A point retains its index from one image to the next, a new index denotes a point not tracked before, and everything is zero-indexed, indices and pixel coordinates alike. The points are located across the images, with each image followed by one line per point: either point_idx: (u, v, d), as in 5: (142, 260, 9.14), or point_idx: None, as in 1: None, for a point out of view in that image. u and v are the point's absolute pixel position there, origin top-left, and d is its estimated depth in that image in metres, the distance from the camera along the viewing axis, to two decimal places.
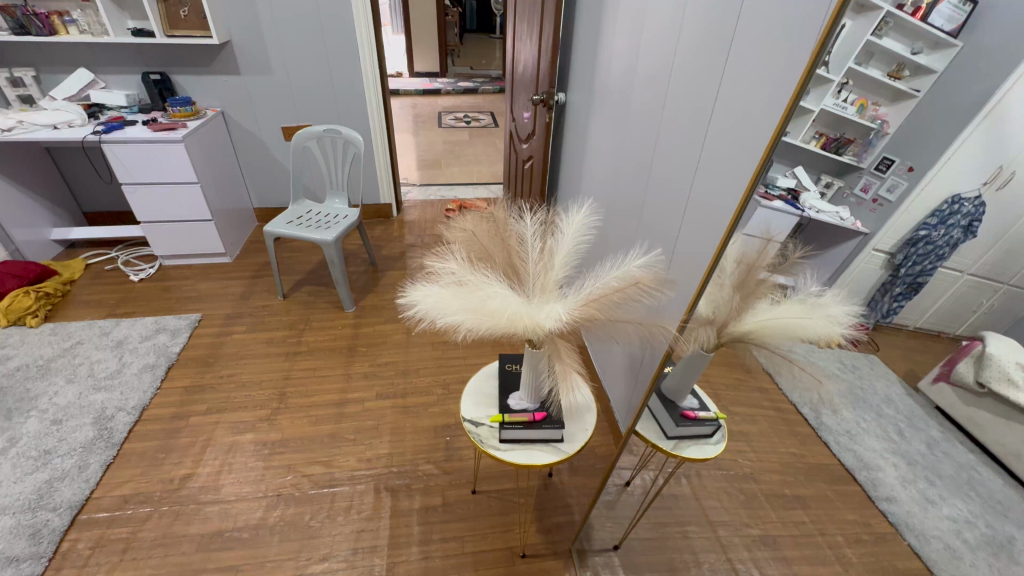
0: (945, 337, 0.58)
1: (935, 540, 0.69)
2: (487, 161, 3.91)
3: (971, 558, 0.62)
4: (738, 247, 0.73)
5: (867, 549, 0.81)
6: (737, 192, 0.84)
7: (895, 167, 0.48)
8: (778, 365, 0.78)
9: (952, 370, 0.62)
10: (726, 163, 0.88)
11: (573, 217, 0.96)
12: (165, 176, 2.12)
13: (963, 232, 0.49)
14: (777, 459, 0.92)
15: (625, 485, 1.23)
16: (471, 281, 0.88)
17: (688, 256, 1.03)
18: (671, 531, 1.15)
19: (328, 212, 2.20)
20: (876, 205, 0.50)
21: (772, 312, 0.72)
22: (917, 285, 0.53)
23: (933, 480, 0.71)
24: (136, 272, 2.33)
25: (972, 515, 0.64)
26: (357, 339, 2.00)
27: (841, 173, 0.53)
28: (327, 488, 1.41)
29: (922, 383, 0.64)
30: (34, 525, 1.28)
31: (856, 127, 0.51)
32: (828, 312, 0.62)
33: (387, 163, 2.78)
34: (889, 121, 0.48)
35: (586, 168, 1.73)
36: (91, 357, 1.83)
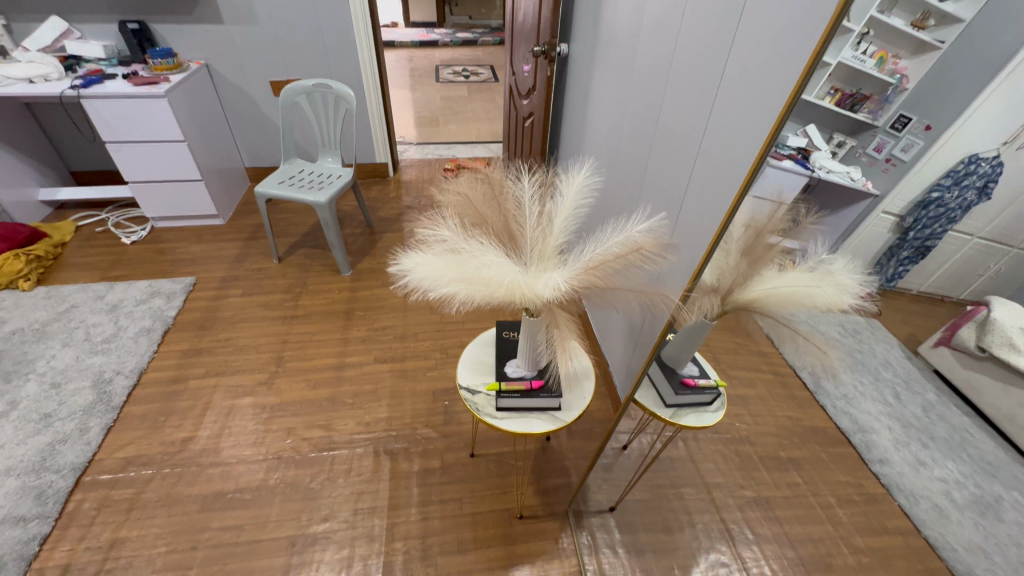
0: (948, 301, 0.66)
1: (924, 500, 0.83)
2: (487, 118, 3.76)
3: (958, 515, 0.78)
4: (746, 213, 0.67)
5: (857, 508, 0.92)
6: (749, 150, 0.78)
7: (913, 125, 0.48)
8: (782, 335, 0.73)
9: (953, 337, 0.70)
10: (737, 118, 0.82)
11: (574, 178, 0.91)
12: (150, 133, 2.03)
13: (977, 193, 0.52)
14: (773, 422, 0.98)
15: (622, 448, 1.22)
16: (464, 249, 0.84)
17: (694, 221, 0.98)
18: (666, 492, 1.16)
19: (321, 172, 2.13)
20: (890, 165, 0.50)
21: (778, 282, 0.67)
22: (923, 249, 0.57)
23: (924, 444, 0.85)
24: (128, 234, 2.28)
25: (963, 477, 0.79)
26: (355, 303, 1.97)
27: (854, 132, 0.52)
28: (327, 450, 1.43)
29: (925, 347, 0.73)
30: (39, 486, 1.30)
31: (873, 83, 0.49)
32: (837, 280, 0.61)
33: (382, 120, 2.67)
34: (908, 74, 0.46)
35: (589, 125, 1.65)
36: (86, 321, 1.82)
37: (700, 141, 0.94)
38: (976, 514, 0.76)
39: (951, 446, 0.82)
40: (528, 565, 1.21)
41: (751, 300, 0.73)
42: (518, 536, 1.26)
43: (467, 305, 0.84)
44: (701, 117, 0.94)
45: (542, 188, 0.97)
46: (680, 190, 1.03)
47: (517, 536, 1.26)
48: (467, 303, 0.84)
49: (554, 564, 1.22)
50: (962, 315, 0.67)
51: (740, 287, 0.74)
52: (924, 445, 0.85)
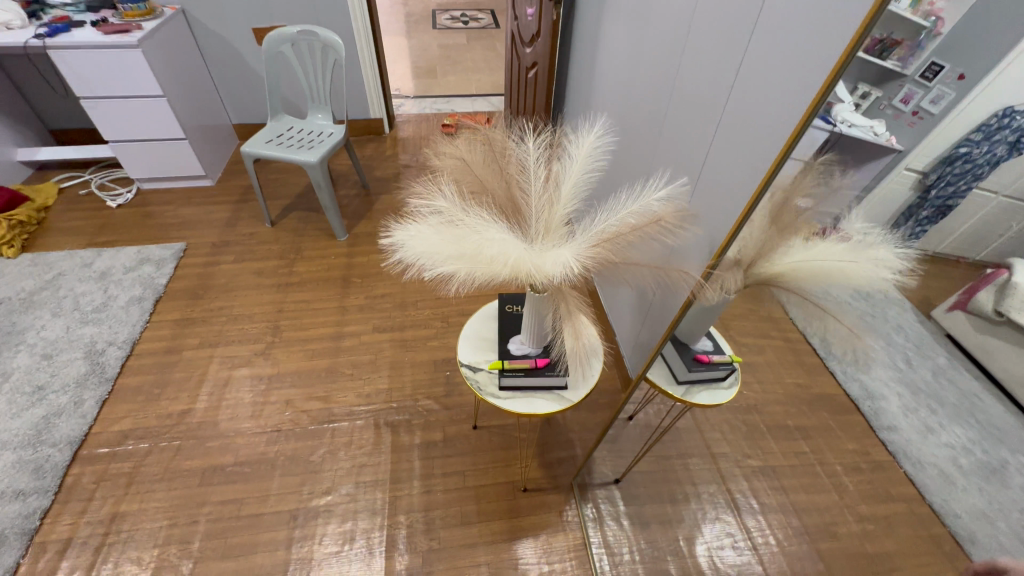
0: (964, 263, 0.56)
1: (932, 467, 0.77)
2: (488, 68, 3.54)
3: (966, 481, 0.70)
4: (780, 183, 0.60)
5: (863, 477, 0.88)
6: (786, 106, 0.68)
7: (944, 73, 0.42)
8: (812, 316, 0.68)
9: (970, 299, 0.59)
10: (774, 64, 0.70)
11: (584, 140, 0.81)
12: (126, 88, 1.89)
13: (1009, 149, 0.46)
14: (780, 390, 0.96)
15: (628, 419, 1.19)
16: (463, 222, 0.76)
17: (715, 185, 0.89)
18: (672, 463, 1.19)
19: (311, 129, 2.00)
20: (917, 119, 0.45)
21: (805, 258, 0.61)
22: (946, 208, 0.51)
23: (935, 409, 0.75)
24: (113, 197, 2.18)
25: (971, 442, 0.69)
26: (352, 270, 1.89)
27: (880, 81, 0.48)
28: (327, 423, 1.40)
29: (937, 310, 0.62)
30: (36, 460, 1.28)
31: (905, 25, 0.44)
32: (874, 256, 0.55)
33: (375, 72, 2.49)
34: (943, 18, 0.41)
35: (600, 74, 1.50)
36: (75, 289, 1.76)
37: (729, 92, 0.83)
38: (981, 479, 0.68)
39: (957, 412, 0.70)
40: (532, 538, 1.20)
41: (775, 279, 0.67)
42: (522, 509, 1.24)
43: (467, 284, 0.77)
44: (731, 64, 0.81)
45: (549, 149, 0.87)
46: (703, 149, 0.92)
47: (522, 509, 1.24)
48: (467, 281, 0.77)
49: (558, 537, 1.21)
50: (981, 278, 0.56)
51: (763, 262, 0.67)
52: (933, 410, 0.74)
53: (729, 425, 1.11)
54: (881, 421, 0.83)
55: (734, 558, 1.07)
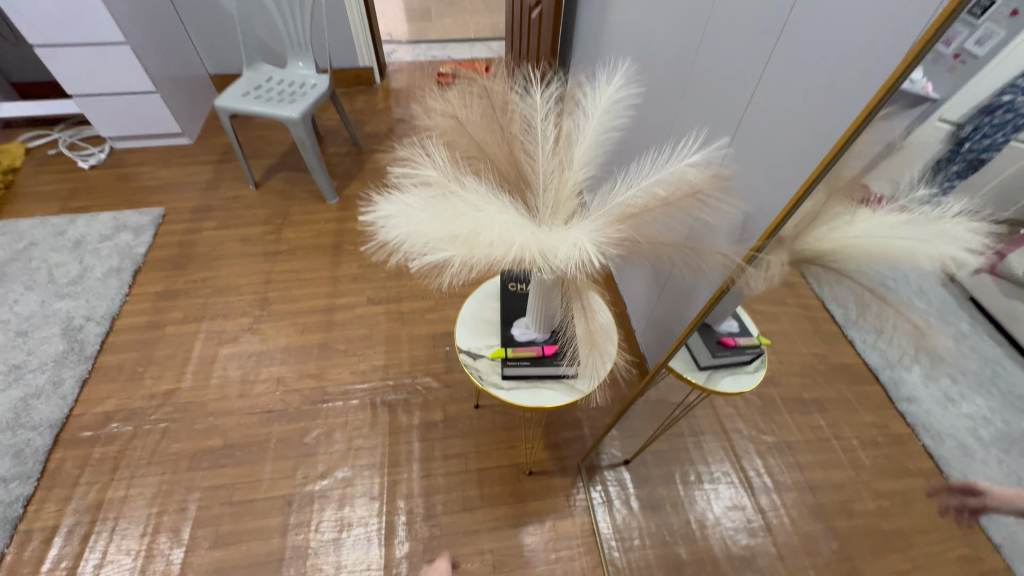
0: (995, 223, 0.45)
1: (950, 439, 0.62)
2: (487, 7, 3.23)
3: (984, 456, 0.57)
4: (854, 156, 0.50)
5: (881, 451, 0.75)
6: (873, 49, 0.53)
7: (994, 10, 0.37)
8: (866, 306, 0.59)
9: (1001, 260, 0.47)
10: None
11: (604, 94, 0.66)
12: (84, 34, 1.70)
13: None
14: (797, 360, 0.85)
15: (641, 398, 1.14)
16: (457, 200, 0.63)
17: (758, 148, 0.75)
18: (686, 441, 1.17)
19: (292, 80, 1.81)
20: (958, 63, 0.40)
21: (851, 240, 0.53)
22: (977, 165, 0.45)
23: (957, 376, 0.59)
24: (85, 157, 2.03)
25: (990, 413, 0.55)
26: (343, 236, 1.77)
27: None
28: (321, 402, 1.32)
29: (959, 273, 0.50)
30: (16, 444, 1.22)
31: None
32: (939, 231, 0.48)
33: (362, 13, 2.25)
34: None
35: (615, 11, 1.30)
36: (48, 260, 1.65)
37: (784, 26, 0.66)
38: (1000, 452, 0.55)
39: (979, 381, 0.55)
40: (537, 524, 1.14)
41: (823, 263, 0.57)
42: (528, 493, 1.18)
43: (460, 271, 0.65)
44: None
45: (560, 104, 0.73)
46: (745, 100, 0.76)
47: (527, 493, 1.18)
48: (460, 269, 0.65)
49: (565, 522, 1.15)
50: (1009, 241, 0.45)
51: (803, 239, 0.58)
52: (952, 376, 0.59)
53: (750, 409, 1.02)
54: (900, 391, 0.68)
55: (747, 541, 1.02)
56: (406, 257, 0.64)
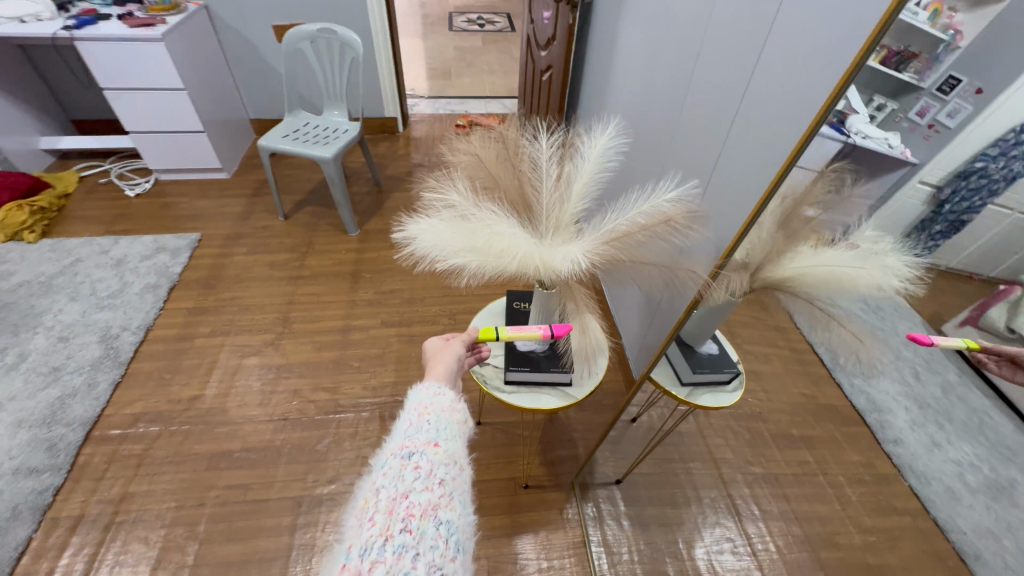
0: (978, 277, 0.69)
1: (935, 479, 0.94)
2: (503, 71, 3.57)
3: (971, 498, 0.89)
4: (786, 185, 0.66)
5: (865, 486, 1.05)
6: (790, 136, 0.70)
7: (958, 90, 0.51)
8: (817, 322, 0.75)
9: (981, 315, 0.71)
10: (788, 58, 0.70)
11: (596, 140, 0.81)
12: (145, 79, 1.93)
13: (1012, 164, 0.58)
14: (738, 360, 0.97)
15: (631, 422, 1.21)
16: (473, 216, 0.78)
17: (721, 194, 0.89)
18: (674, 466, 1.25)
19: (326, 126, 2.04)
20: (933, 131, 0.54)
21: (815, 258, 0.70)
22: (955, 222, 0.63)
23: (941, 423, 0.88)
24: (132, 186, 2.23)
25: (979, 458, 0.86)
26: (361, 266, 1.92)
27: (894, 96, 0.54)
28: (334, 413, 1.42)
29: (948, 325, 0.73)
30: (51, 438, 1.32)
31: (921, 40, 0.50)
32: (883, 263, 0.66)
33: (392, 73, 2.54)
34: (961, 32, 0.48)
35: (615, 81, 1.49)
36: (92, 275, 1.80)
37: (746, 86, 0.82)
38: (992, 498, 0.86)
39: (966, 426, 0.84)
40: (532, 534, 1.21)
41: (781, 280, 0.74)
42: (523, 506, 1.26)
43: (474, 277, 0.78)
44: (748, 62, 0.81)
45: (562, 149, 0.87)
46: (712, 155, 0.92)
47: (523, 506, 1.25)
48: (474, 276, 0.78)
49: (556, 535, 1.22)
50: (996, 296, 0.70)
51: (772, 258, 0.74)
52: (942, 425, 0.89)
53: None
54: (886, 430, 0.98)
55: None
56: (433, 254, 0.76)
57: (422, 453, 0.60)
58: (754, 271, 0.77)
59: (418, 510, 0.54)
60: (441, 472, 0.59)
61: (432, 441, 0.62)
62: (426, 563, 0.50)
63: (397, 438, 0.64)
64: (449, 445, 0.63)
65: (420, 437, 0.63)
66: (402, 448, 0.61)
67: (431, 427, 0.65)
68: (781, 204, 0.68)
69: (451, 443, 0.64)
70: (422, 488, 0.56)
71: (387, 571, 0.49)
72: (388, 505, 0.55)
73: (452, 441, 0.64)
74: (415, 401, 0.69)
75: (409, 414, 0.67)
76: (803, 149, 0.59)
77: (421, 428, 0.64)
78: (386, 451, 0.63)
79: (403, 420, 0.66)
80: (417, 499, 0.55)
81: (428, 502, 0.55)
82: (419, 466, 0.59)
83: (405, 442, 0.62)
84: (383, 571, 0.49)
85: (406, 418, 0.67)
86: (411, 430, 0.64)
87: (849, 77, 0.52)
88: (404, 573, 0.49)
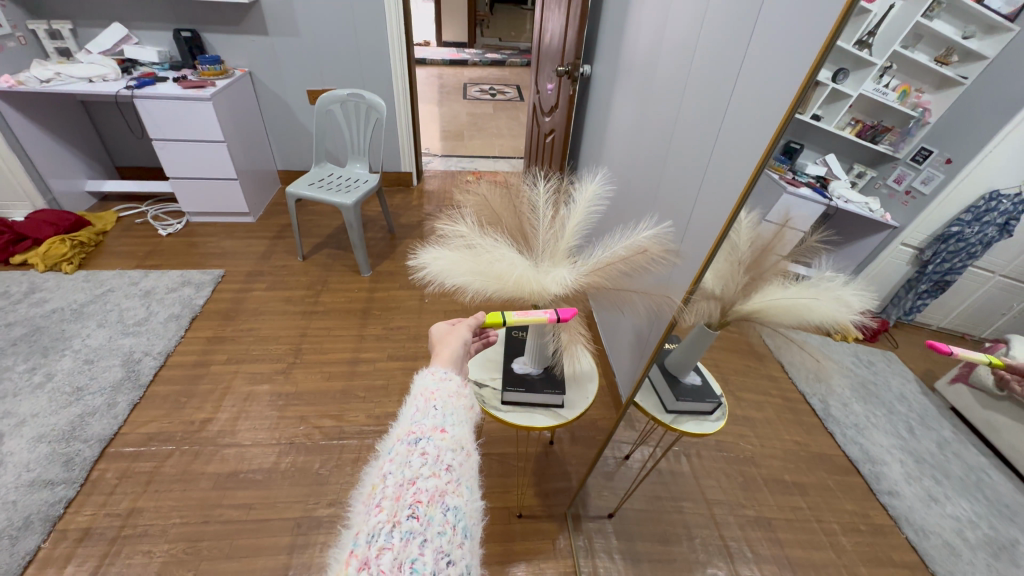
0: (969, 339, 0.63)
1: (935, 535, 0.74)
2: (510, 134, 3.89)
3: (972, 557, 0.65)
4: (751, 225, 0.69)
5: (862, 538, 0.92)
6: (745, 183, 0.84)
7: (933, 158, 0.52)
8: (780, 344, 0.74)
9: (969, 372, 0.66)
10: (745, 124, 0.86)
11: (586, 186, 0.95)
12: (190, 131, 2.15)
13: (999, 231, 0.53)
14: None
15: (624, 459, 1.19)
16: (479, 244, 0.90)
17: (696, 234, 1.02)
18: (665, 504, 1.14)
19: (349, 177, 2.24)
20: (910, 197, 0.53)
21: (778, 295, 0.67)
22: (945, 283, 0.59)
23: (939, 479, 0.74)
24: (164, 227, 2.41)
25: (977, 515, 0.67)
26: (372, 303, 2.04)
27: (874, 164, 0.54)
28: (338, 440, 1.48)
29: (940, 382, 0.68)
30: (68, 453, 1.38)
31: (896, 115, 0.52)
32: (837, 296, 0.62)
33: (410, 132, 2.81)
34: (929, 108, 0.51)
35: (608, 141, 1.69)
36: (120, 305, 1.92)
37: (714, 147, 0.97)
38: (988, 555, 0.63)
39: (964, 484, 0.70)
40: (524, 563, 1.24)
41: (752, 312, 0.73)
42: (515, 534, 1.30)
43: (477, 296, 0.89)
44: (714, 125, 0.98)
45: (556, 194, 1.01)
46: (688, 201, 1.07)
47: (515, 534, 1.30)
48: (477, 295, 0.89)
49: (549, 564, 1.24)
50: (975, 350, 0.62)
51: (742, 298, 0.74)
52: (940, 481, 0.73)
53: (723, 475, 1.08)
54: (881, 484, 0.82)
55: None
56: (442, 275, 0.87)
57: (429, 439, 0.55)
58: (725, 304, 0.78)
59: (425, 496, 0.49)
60: (449, 458, 0.54)
61: (439, 426, 0.58)
62: (434, 549, 0.46)
63: (403, 423, 0.59)
64: (456, 431, 0.59)
65: (427, 422, 0.58)
66: (408, 433, 0.56)
67: (438, 412, 0.60)
68: (751, 242, 0.69)
69: (457, 429, 0.59)
70: (429, 474, 0.52)
71: (394, 558, 0.44)
72: (393, 491, 0.50)
73: (459, 428, 0.60)
74: (421, 387, 0.64)
75: (415, 400, 0.62)
76: (755, 188, 0.66)
77: (427, 412, 0.59)
78: (393, 438, 0.58)
79: (408, 407, 0.62)
80: (424, 485, 0.50)
81: (435, 488, 0.51)
82: (426, 452, 0.54)
83: (412, 428, 0.57)
84: (390, 557, 0.44)
85: (411, 404, 0.62)
86: (417, 415, 0.59)
87: (781, 127, 0.60)
88: (412, 559, 0.44)
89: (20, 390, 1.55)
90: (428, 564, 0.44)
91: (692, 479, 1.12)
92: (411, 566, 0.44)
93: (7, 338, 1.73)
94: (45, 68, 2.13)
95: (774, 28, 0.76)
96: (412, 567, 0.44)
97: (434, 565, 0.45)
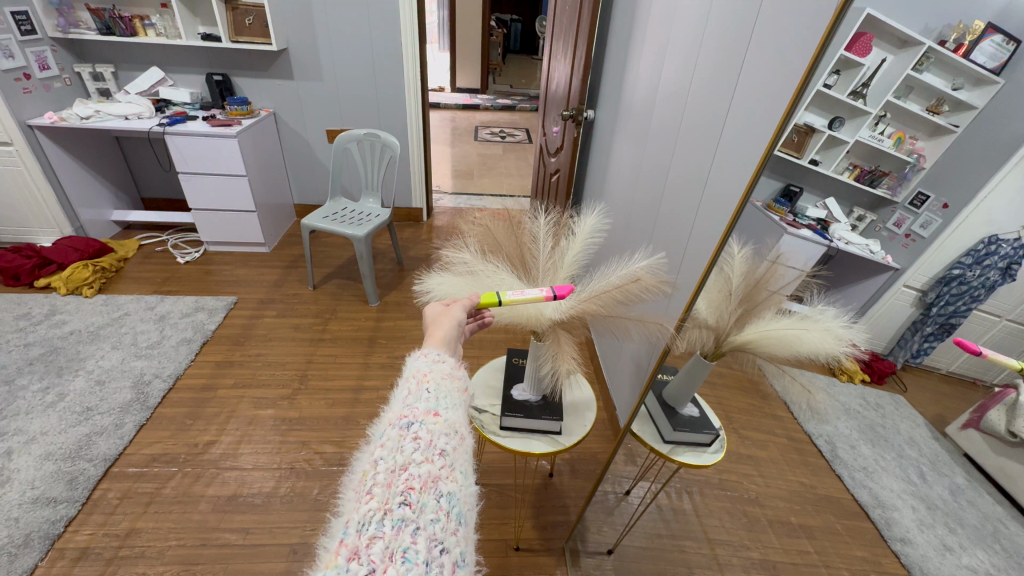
0: (979, 384, 0.57)
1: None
2: (519, 174, 4.04)
3: None
4: (744, 258, 0.70)
5: None
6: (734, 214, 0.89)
7: (929, 203, 0.48)
8: (778, 374, 0.74)
9: (983, 419, 0.59)
10: (734, 160, 0.92)
11: (586, 218, 1.00)
12: (214, 165, 2.28)
13: (1001, 274, 0.49)
14: None
15: (624, 495, 1.15)
16: (479, 269, 0.96)
17: (691, 264, 1.06)
18: (666, 543, 1.03)
19: (361, 211, 2.34)
20: (910, 240, 0.49)
21: (772, 325, 0.69)
22: (949, 326, 0.55)
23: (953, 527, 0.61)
24: (183, 255, 2.51)
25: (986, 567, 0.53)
26: (378, 332, 2.09)
27: (873, 207, 0.51)
28: (337, 467, 1.49)
29: (951, 428, 0.61)
30: (72, 472, 1.40)
31: (891, 162, 0.50)
32: (826, 330, 0.60)
33: (421, 171, 2.93)
34: (925, 155, 0.48)
35: (609, 179, 1.77)
36: (136, 328, 1.98)
37: (705, 182, 1.04)
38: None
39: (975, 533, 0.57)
40: None
41: (747, 341, 0.75)
42: (512, 568, 1.28)
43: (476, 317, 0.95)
44: (705, 164, 1.04)
45: (557, 226, 1.06)
46: (682, 234, 1.12)
47: (512, 568, 1.28)
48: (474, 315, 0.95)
49: None
50: (990, 396, 0.57)
51: (737, 330, 0.76)
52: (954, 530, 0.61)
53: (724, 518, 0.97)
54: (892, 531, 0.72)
55: None
56: (443, 293, 0.93)
57: (422, 424, 0.57)
58: (720, 333, 0.80)
59: (418, 483, 0.51)
60: (441, 443, 0.56)
61: (432, 411, 0.60)
62: (427, 537, 0.47)
63: (396, 408, 0.61)
64: (448, 415, 0.61)
65: (419, 406, 0.60)
66: (400, 418, 0.58)
67: (430, 396, 0.62)
68: (744, 275, 0.71)
69: (451, 413, 0.61)
70: (422, 460, 0.53)
71: (385, 547, 0.45)
72: (385, 478, 0.51)
73: (450, 411, 0.62)
74: (413, 370, 0.67)
75: (407, 384, 0.65)
76: (742, 218, 0.70)
77: (420, 396, 0.62)
78: (385, 422, 0.60)
79: (401, 389, 0.65)
80: (416, 471, 0.52)
81: (428, 474, 0.52)
82: (419, 436, 0.56)
83: (404, 412, 0.59)
84: (381, 547, 0.45)
85: (404, 386, 0.65)
86: (409, 398, 0.62)
87: (762, 163, 0.65)
88: (404, 548, 0.45)
89: (32, 409, 1.59)
90: (421, 552, 0.46)
91: (694, 518, 0.99)
92: (401, 555, 0.45)
93: (25, 357, 1.78)
94: (85, 106, 2.29)
95: (762, 76, 0.83)
96: (404, 556, 0.45)
97: (426, 553, 0.46)
